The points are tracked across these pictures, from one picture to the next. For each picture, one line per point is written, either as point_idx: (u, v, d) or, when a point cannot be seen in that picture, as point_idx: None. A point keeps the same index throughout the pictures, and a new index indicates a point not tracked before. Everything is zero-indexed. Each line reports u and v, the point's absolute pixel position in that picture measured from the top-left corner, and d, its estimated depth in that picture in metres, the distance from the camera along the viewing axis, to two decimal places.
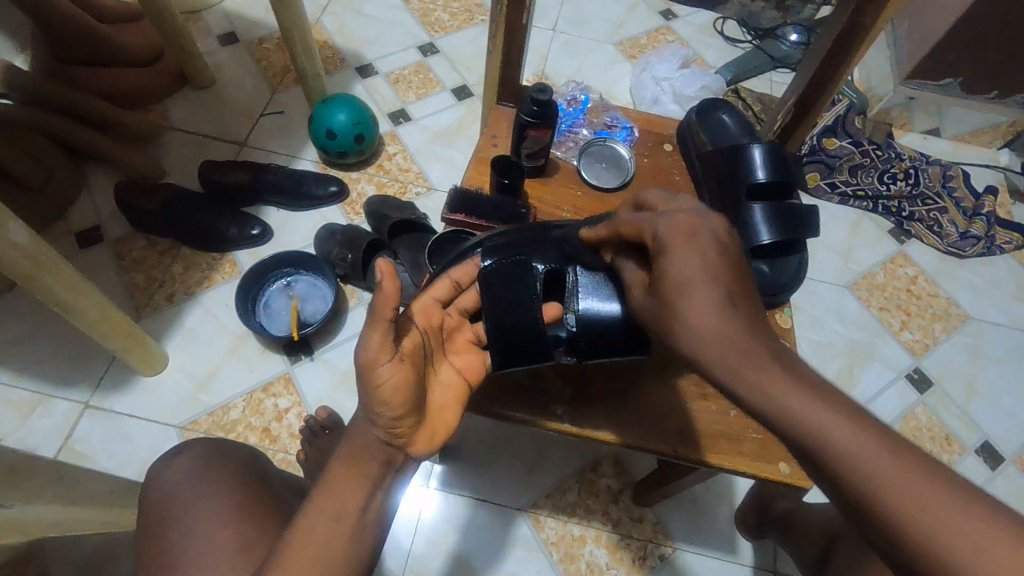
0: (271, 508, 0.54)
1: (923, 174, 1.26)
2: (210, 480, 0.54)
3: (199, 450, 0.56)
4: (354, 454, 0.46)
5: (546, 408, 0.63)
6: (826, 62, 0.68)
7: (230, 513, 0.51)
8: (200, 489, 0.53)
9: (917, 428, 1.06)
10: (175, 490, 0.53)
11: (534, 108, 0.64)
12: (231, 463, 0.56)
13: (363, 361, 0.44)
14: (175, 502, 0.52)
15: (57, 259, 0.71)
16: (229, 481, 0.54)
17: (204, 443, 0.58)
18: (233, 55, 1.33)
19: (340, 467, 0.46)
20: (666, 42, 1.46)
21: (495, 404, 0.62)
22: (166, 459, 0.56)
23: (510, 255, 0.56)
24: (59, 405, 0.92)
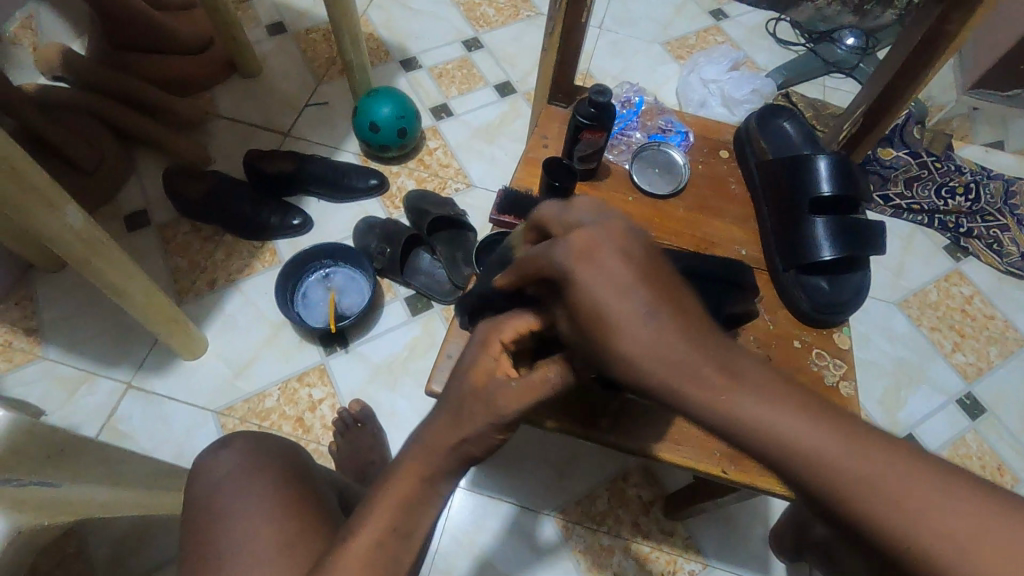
0: (312, 506, 0.53)
1: (984, 190, 1.20)
2: (255, 475, 0.54)
3: (244, 444, 0.56)
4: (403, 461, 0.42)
5: (586, 422, 0.61)
6: (901, 71, 0.65)
7: (277, 508, 0.51)
8: (245, 485, 0.53)
9: (966, 456, 1.01)
10: (222, 482, 0.53)
11: (590, 110, 0.62)
12: (276, 457, 0.56)
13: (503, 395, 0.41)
14: (221, 495, 0.52)
15: (110, 243, 0.72)
16: (274, 476, 0.54)
17: (249, 437, 0.58)
18: (281, 46, 1.34)
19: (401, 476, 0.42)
20: (716, 43, 1.42)
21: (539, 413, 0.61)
22: (214, 452, 0.56)
23: None
24: (104, 384, 0.95)
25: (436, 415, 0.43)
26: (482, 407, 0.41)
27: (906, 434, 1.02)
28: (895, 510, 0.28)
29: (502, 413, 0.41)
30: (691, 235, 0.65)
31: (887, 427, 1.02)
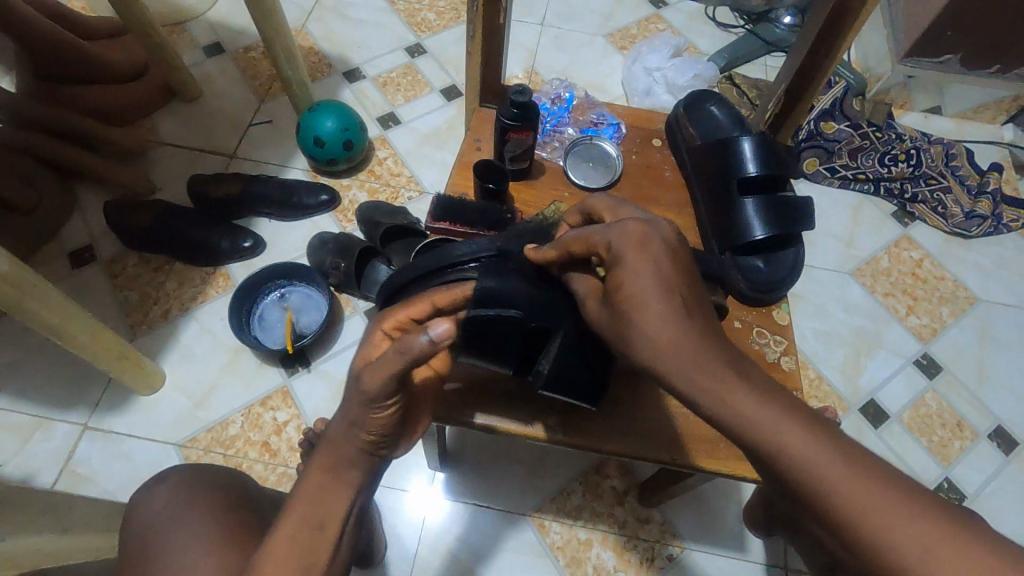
0: (255, 532, 0.52)
1: (924, 154, 1.23)
2: (191, 506, 0.53)
3: (180, 477, 0.56)
4: (330, 448, 0.47)
5: (537, 422, 0.61)
6: (815, 47, 0.67)
7: (216, 537, 0.50)
8: (182, 517, 0.52)
9: (927, 416, 1.04)
10: (160, 516, 0.53)
11: (514, 111, 0.63)
12: (214, 486, 0.56)
13: (365, 377, 0.44)
14: (159, 530, 0.52)
15: (42, 285, 0.70)
16: (210, 506, 0.53)
17: (187, 469, 0.57)
18: (220, 66, 1.32)
19: (316, 472, 0.46)
20: (657, 31, 1.43)
21: (486, 416, 0.61)
22: (150, 486, 0.55)
23: (509, 312, 0.51)
24: (59, 427, 0.92)
25: (335, 417, 0.48)
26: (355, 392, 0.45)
27: (868, 399, 1.04)
28: (871, 512, 0.33)
29: (373, 394, 0.44)
30: None
31: (849, 395, 1.04)
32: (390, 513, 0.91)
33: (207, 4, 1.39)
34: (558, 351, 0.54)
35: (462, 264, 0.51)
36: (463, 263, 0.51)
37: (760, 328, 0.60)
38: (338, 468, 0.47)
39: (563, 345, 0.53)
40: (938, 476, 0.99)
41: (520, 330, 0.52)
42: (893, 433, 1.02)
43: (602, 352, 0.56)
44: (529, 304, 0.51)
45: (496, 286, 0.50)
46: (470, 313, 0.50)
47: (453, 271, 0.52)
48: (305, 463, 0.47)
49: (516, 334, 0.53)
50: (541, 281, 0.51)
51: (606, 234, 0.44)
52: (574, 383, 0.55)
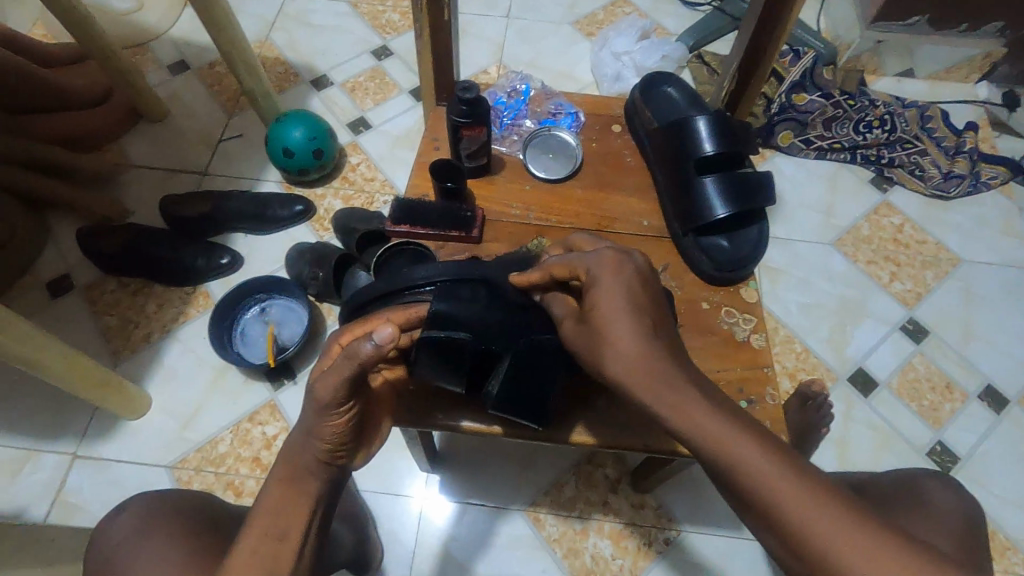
0: (211, 548, 0.52)
1: (899, 118, 1.22)
2: (146, 532, 0.53)
3: (135, 506, 0.56)
4: (289, 459, 0.48)
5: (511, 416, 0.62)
6: (765, 18, 0.66)
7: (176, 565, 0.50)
8: (139, 545, 0.52)
9: (916, 380, 1.04)
10: (118, 547, 0.53)
11: (463, 108, 0.62)
12: (175, 511, 0.55)
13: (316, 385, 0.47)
14: (118, 562, 0.52)
15: (10, 318, 0.69)
16: (163, 529, 0.53)
17: (143, 498, 0.57)
18: (186, 83, 1.31)
19: (276, 484, 0.47)
20: (624, 15, 1.42)
21: (457, 417, 0.61)
22: (108, 519, 0.55)
23: (457, 333, 0.51)
24: (47, 458, 0.92)
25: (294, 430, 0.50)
26: (310, 401, 0.47)
27: (855, 368, 1.04)
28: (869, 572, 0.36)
29: (327, 400, 0.46)
30: (593, 215, 0.66)
31: (836, 365, 1.04)
32: (385, 518, 0.91)
33: (168, 22, 1.38)
34: (509, 370, 0.53)
35: (418, 286, 0.52)
36: (419, 286, 0.52)
37: (728, 307, 0.61)
38: (297, 477, 0.48)
39: (513, 365, 0.53)
40: (931, 440, 0.99)
41: (469, 354, 0.51)
42: (883, 400, 1.02)
43: (554, 369, 0.55)
44: (480, 328, 0.51)
45: (446, 310, 0.50)
46: (423, 334, 0.50)
47: (410, 294, 0.53)
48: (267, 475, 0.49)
49: (465, 359, 0.52)
50: (493, 308, 0.52)
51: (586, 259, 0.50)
52: (523, 399, 0.55)
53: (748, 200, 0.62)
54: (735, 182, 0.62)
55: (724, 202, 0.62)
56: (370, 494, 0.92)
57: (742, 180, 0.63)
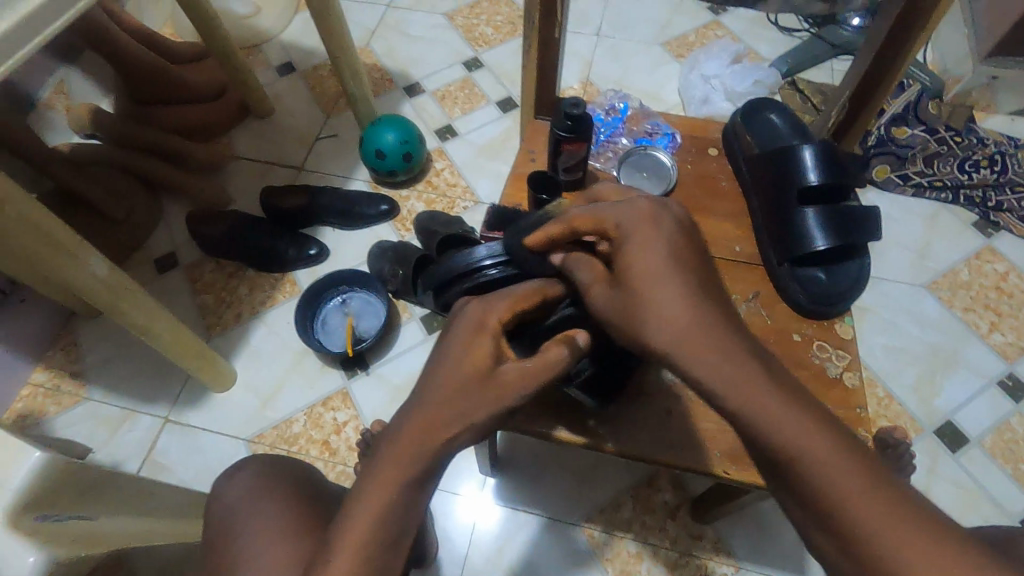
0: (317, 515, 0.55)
1: (1012, 159, 1.15)
2: (265, 492, 0.57)
3: (254, 467, 0.60)
4: (414, 436, 0.43)
5: (598, 433, 0.63)
6: (884, 48, 0.64)
7: (286, 524, 0.53)
8: (258, 503, 0.56)
9: (1013, 441, 0.96)
10: (237, 503, 0.57)
11: (568, 123, 0.64)
12: (284, 482, 0.59)
13: (504, 374, 0.46)
14: (237, 515, 0.55)
15: (134, 288, 0.76)
16: (281, 493, 0.57)
17: (260, 461, 0.61)
18: (291, 84, 1.40)
19: (395, 463, 0.43)
20: (716, 38, 1.41)
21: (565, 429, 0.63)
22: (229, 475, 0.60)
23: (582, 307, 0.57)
24: (143, 420, 1.00)
25: (431, 393, 0.45)
26: (489, 393, 0.45)
27: (944, 422, 0.98)
28: None
29: (512, 401, 0.45)
30: None
31: (923, 416, 0.98)
32: (442, 516, 0.93)
33: (281, 27, 1.48)
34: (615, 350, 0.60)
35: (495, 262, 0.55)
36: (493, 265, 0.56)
37: (821, 342, 0.60)
38: (429, 468, 0.44)
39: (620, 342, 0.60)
40: None
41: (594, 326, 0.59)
42: (973, 458, 0.95)
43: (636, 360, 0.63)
44: None
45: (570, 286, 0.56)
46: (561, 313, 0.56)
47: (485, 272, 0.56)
48: (388, 439, 0.44)
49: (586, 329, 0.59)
50: None
51: (616, 213, 0.46)
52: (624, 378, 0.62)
53: (855, 229, 0.62)
54: (840, 214, 0.61)
55: (833, 230, 0.61)
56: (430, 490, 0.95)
57: (844, 212, 0.61)
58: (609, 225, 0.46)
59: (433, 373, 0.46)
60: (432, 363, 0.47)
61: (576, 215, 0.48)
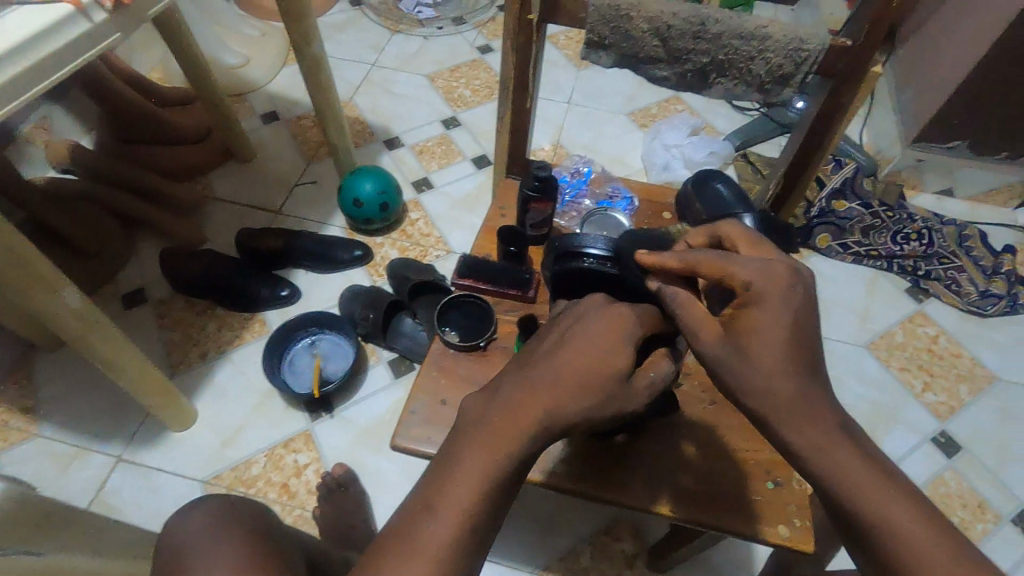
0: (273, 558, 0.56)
1: (937, 234, 1.28)
2: (223, 529, 0.58)
3: (212, 504, 0.61)
4: (549, 408, 0.45)
5: (606, 487, 0.64)
6: (814, 130, 0.73)
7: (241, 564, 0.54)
8: (214, 538, 0.56)
9: (947, 495, 1.02)
10: (193, 538, 0.56)
11: (535, 184, 0.70)
12: (243, 520, 0.60)
13: (638, 385, 0.49)
14: (194, 548, 0.55)
15: (105, 320, 0.77)
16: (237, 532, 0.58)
17: (217, 499, 0.62)
18: (274, 131, 1.46)
19: (518, 427, 0.44)
20: (676, 112, 1.53)
21: (598, 487, 0.64)
22: (184, 512, 0.60)
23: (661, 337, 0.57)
24: (94, 458, 0.97)
25: (565, 371, 0.47)
26: (616, 400, 0.47)
27: None
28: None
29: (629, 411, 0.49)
30: None
31: None
32: None
33: (268, 78, 1.55)
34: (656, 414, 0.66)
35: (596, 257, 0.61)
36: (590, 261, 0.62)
37: None
38: (533, 449, 0.45)
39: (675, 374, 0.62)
40: None
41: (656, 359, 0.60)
42: None
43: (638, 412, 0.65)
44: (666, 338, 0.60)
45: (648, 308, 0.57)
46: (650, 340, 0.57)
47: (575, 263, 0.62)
48: (525, 394, 0.45)
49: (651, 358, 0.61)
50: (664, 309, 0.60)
51: (745, 270, 0.47)
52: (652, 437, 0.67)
53: None
54: None
55: None
56: None
57: None
58: (736, 278, 0.47)
59: (566, 359, 0.47)
60: (570, 344, 0.48)
61: (702, 257, 0.49)
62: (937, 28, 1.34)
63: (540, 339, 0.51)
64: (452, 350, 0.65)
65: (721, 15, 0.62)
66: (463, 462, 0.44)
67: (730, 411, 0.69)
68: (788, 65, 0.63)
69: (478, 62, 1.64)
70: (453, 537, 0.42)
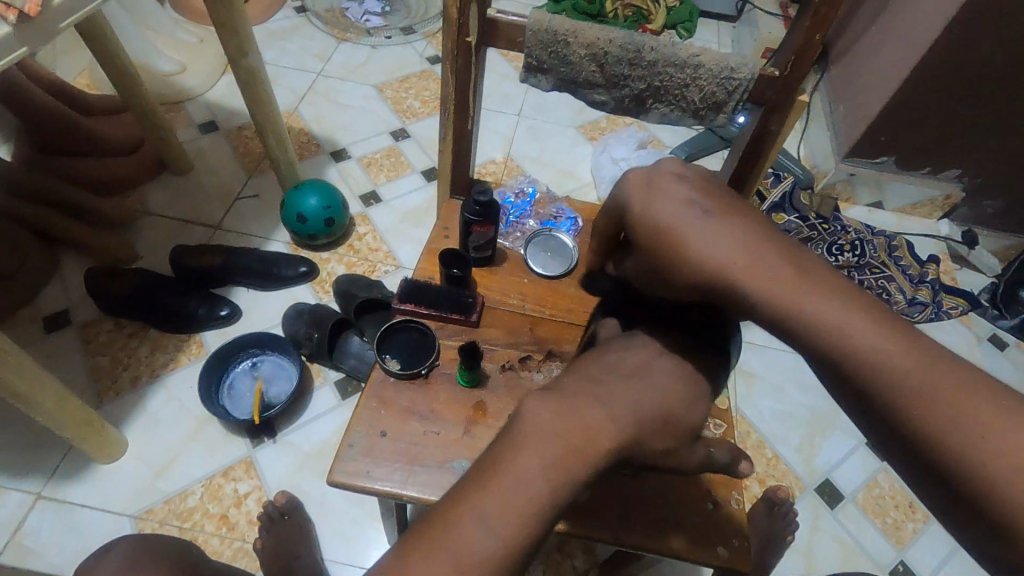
0: None
1: (869, 245, 1.34)
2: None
3: (126, 547, 0.60)
4: (590, 429, 0.44)
5: (575, 522, 0.61)
6: (745, 158, 0.74)
7: None
8: None
9: (880, 496, 1.07)
10: None
11: (476, 208, 0.70)
12: (159, 564, 0.59)
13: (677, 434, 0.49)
14: None
15: (14, 351, 0.71)
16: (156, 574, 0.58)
17: (136, 541, 0.62)
18: (213, 142, 1.40)
19: (573, 442, 0.43)
20: (624, 125, 1.56)
21: (581, 524, 0.61)
22: (96, 559, 0.59)
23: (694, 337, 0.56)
24: (11, 496, 0.91)
25: (629, 402, 0.47)
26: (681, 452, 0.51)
27: (823, 480, 1.07)
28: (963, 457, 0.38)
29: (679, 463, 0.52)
30: (584, 311, 0.72)
31: (805, 475, 1.07)
32: None
33: (206, 86, 1.49)
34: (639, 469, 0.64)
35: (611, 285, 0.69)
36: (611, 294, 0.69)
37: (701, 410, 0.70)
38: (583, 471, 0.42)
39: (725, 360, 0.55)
40: (893, 558, 1.01)
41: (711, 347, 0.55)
42: (848, 515, 1.04)
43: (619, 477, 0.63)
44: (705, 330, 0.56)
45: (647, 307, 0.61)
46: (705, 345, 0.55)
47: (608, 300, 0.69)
48: (577, 408, 0.45)
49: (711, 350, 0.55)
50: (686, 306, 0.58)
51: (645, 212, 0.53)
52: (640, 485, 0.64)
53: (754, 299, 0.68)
54: None
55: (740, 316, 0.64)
56: (335, 564, 0.90)
57: None
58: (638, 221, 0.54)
59: (642, 392, 0.48)
60: (644, 383, 0.50)
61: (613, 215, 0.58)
62: (865, 49, 1.41)
63: (620, 357, 0.53)
64: (392, 379, 0.64)
65: (656, 42, 0.64)
66: (524, 471, 0.41)
67: None
68: (721, 93, 0.66)
69: (428, 73, 1.63)
70: (503, 558, 0.39)
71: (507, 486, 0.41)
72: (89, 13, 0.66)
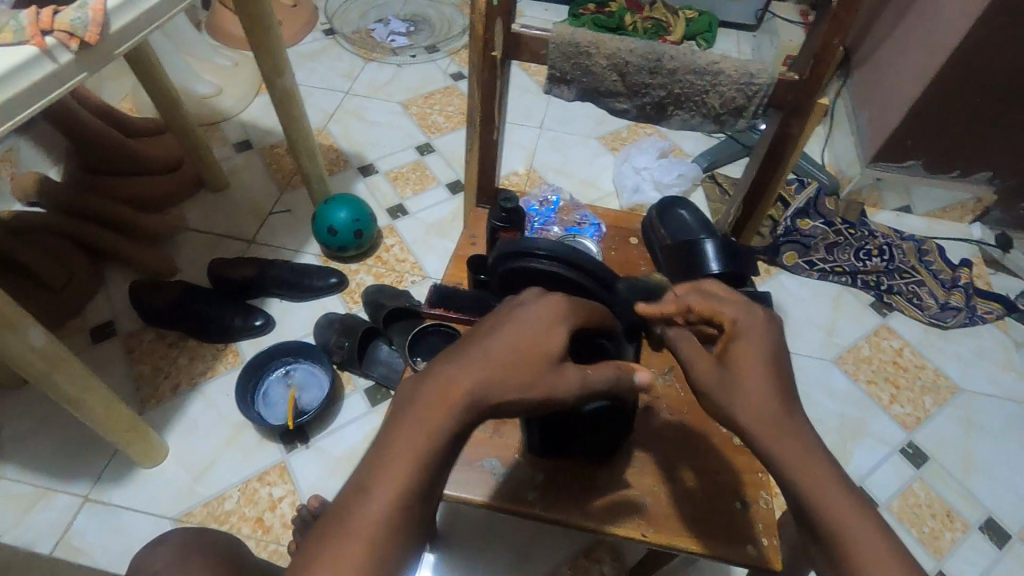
0: None
1: (896, 250, 1.33)
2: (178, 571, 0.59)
3: (177, 539, 0.63)
4: (444, 383, 0.44)
5: (596, 517, 0.63)
6: (766, 163, 0.75)
7: None
8: None
9: (917, 505, 1.04)
10: None
11: (502, 216, 0.73)
12: (206, 555, 0.62)
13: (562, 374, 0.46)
14: None
15: (70, 358, 0.76)
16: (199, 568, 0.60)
17: (185, 532, 0.64)
18: (248, 160, 1.46)
19: (432, 400, 0.43)
20: (646, 135, 1.57)
21: (589, 515, 0.63)
22: (147, 551, 0.62)
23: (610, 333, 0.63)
24: (60, 498, 0.95)
25: (484, 352, 0.45)
26: (546, 383, 0.45)
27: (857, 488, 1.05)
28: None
29: (557, 400, 0.46)
30: None
31: None
32: None
33: (240, 107, 1.55)
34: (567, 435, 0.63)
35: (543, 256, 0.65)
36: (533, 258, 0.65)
37: None
38: (467, 420, 0.44)
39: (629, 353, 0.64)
40: (931, 569, 0.98)
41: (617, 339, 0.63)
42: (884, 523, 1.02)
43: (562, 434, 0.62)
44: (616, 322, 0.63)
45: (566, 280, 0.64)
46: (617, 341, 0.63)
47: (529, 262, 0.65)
48: (433, 374, 0.45)
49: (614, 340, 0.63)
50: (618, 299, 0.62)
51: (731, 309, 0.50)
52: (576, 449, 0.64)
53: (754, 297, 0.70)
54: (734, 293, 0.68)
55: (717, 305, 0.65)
56: None
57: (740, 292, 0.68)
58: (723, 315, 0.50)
59: (497, 339, 0.46)
60: (502, 329, 0.47)
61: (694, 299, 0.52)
62: (888, 54, 1.40)
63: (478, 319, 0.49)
64: None
65: (675, 51, 0.65)
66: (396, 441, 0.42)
67: (698, 431, 0.69)
68: (740, 98, 0.67)
69: (451, 89, 1.67)
70: (389, 514, 0.41)
71: (384, 455, 0.42)
72: (142, 41, 0.71)
